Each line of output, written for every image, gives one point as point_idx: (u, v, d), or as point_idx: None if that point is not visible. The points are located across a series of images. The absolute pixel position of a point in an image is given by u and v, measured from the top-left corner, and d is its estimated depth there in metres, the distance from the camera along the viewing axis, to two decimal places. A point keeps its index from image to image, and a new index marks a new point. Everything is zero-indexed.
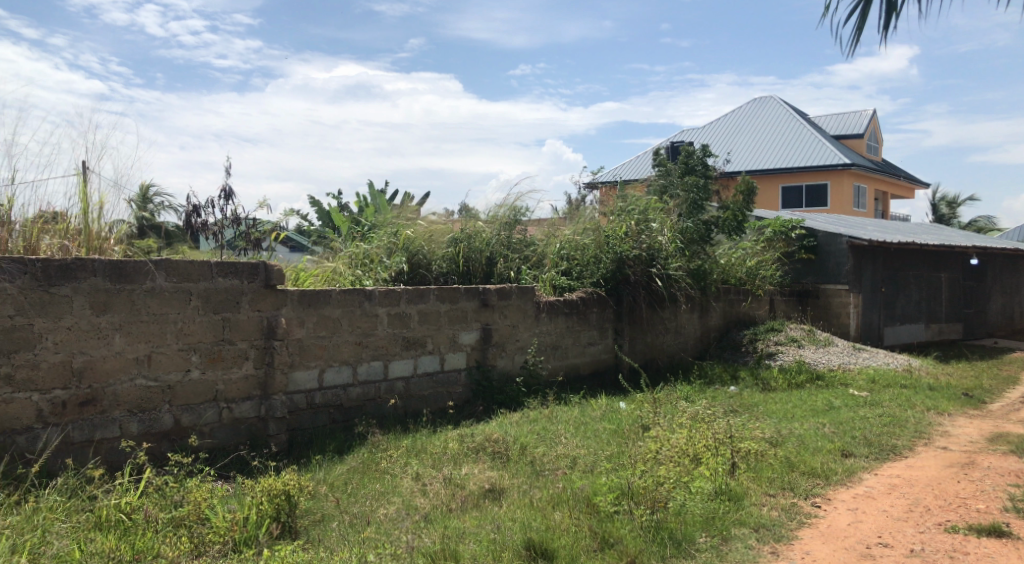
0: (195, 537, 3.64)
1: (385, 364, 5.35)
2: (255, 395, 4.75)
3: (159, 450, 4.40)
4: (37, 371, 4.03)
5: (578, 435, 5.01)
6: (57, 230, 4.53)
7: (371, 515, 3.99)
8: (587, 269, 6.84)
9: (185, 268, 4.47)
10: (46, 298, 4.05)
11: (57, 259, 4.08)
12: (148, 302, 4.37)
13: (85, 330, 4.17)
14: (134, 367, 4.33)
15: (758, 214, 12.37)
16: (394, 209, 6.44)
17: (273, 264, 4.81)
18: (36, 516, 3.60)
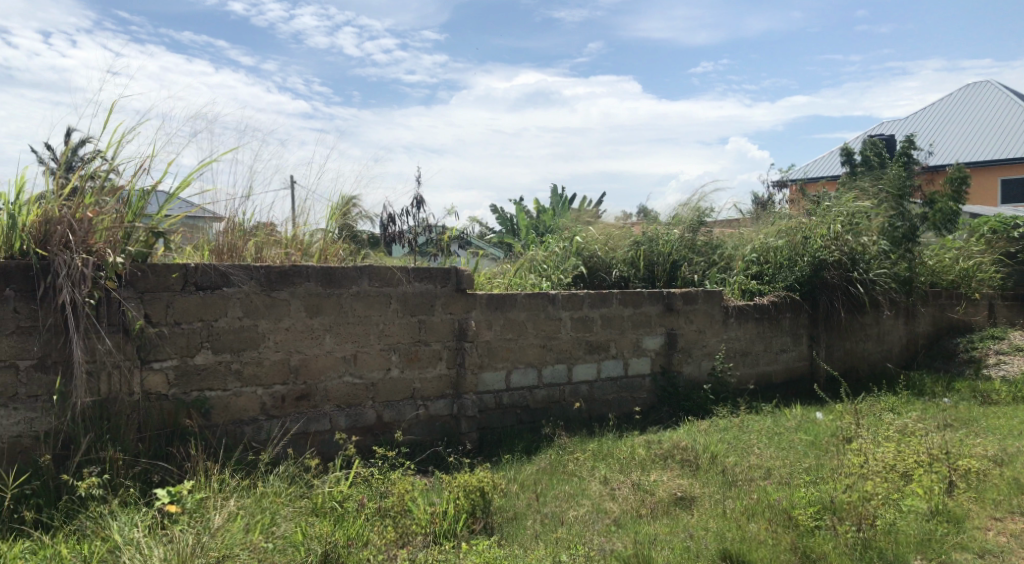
0: (401, 528, 3.87)
1: (569, 367, 5.42)
2: (448, 394, 4.98)
3: (365, 443, 4.73)
4: (262, 368, 4.46)
5: (772, 446, 4.82)
6: (282, 240, 4.97)
7: (563, 516, 4.05)
8: (780, 273, 6.53)
9: (385, 273, 4.75)
10: (268, 301, 4.47)
11: (277, 266, 4.48)
12: (354, 305, 4.69)
13: (300, 331, 4.56)
14: (342, 365, 4.67)
15: (982, 211, 11.32)
16: (573, 214, 6.51)
17: (463, 268, 5.00)
18: (264, 499, 3.98)
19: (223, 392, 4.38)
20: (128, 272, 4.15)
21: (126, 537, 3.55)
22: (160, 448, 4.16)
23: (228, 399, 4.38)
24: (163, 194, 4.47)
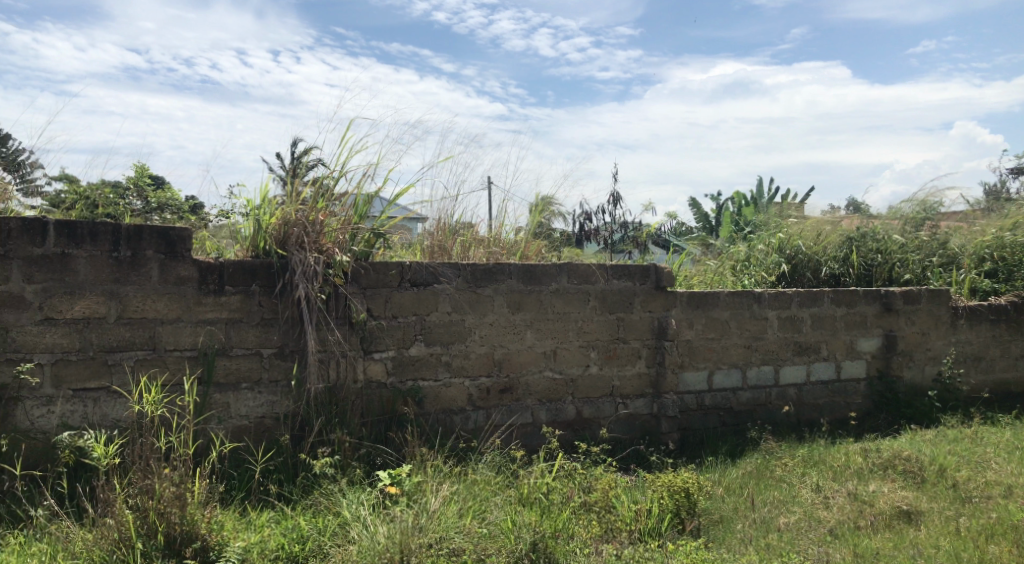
0: (604, 523, 3.91)
1: (776, 369, 5.21)
2: (648, 392, 4.96)
3: (567, 438, 4.83)
4: (468, 360, 4.67)
5: (1012, 461, 4.38)
6: (486, 240, 5.17)
7: (773, 521, 3.91)
8: (1019, 269, 5.89)
9: (585, 270, 4.81)
10: (474, 297, 4.66)
11: (482, 264, 4.67)
12: (554, 302, 4.78)
13: (503, 326, 4.72)
14: (543, 360, 4.79)
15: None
16: (776, 209, 6.25)
17: (663, 266, 4.95)
18: (475, 486, 4.18)
19: (434, 382, 4.64)
20: (353, 270, 4.50)
21: (354, 514, 3.89)
22: (381, 433, 4.48)
23: (439, 389, 4.64)
24: (385, 200, 4.79)
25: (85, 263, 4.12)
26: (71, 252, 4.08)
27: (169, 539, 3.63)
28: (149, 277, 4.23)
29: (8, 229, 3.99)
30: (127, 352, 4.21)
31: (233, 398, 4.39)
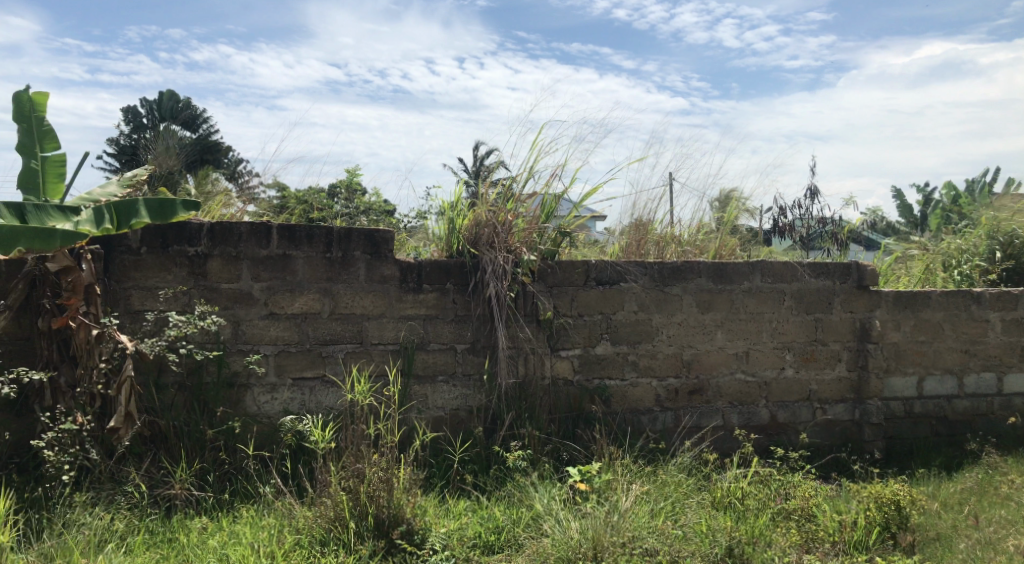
0: (805, 532, 3.74)
1: (999, 377, 4.92)
2: (849, 397, 4.75)
3: (762, 443, 4.68)
4: (656, 360, 4.64)
5: None
6: (682, 240, 5.15)
7: (1000, 543, 3.58)
8: None
9: (779, 269, 4.66)
10: (662, 296, 4.63)
11: (670, 263, 4.62)
12: (746, 301, 4.66)
13: (693, 326, 4.65)
14: (734, 362, 4.68)
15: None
16: (996, 199, 5.71)
17: (867, 264, 4.74)
18: (667, 488, 4.15)
19: (621, 381, 4.64)
20: (540, 269, 4.60)
21: (546, 508, 3.99)
22: (569, 429, 4.54)
23: (626, 389, 4.64)
24: (571, 200, 4.85)
25: (303, 263, 4.66)
26: (290, 253, 4.63)
27: (378, 521, 3.89)
28: (357, 275, 4.71)
29: (239, 233, 4.59)
30: (338, 345, 4.70)
31: (430, 390, 4.72)
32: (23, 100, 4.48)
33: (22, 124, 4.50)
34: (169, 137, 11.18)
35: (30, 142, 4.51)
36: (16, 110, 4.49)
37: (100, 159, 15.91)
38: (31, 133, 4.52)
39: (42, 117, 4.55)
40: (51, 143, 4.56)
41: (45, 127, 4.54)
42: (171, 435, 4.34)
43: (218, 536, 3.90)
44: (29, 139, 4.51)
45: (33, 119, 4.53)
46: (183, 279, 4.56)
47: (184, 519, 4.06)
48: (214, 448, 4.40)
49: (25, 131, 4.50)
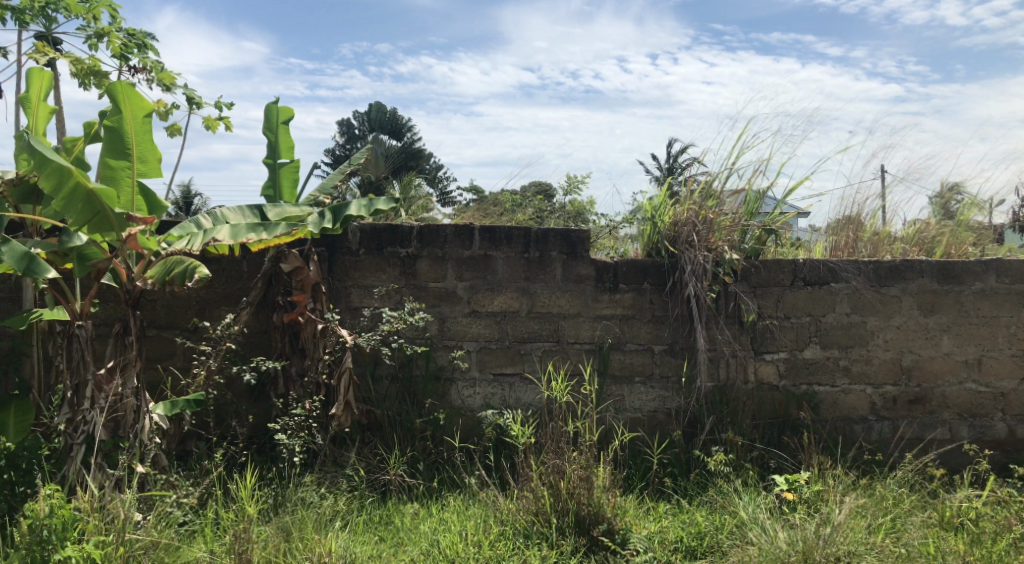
0: None
1: None
2: None
3: (998, 459, 4.54)
4: (871, 366, 4.57)
5: None
6: (901, 236, 4.93)
7: None
8: None
9: (1016, 268, 4.52)
10: (878, 297, 4.57)
11: (888, 262, 4.56)
12: (978, 303, 4.55)
13: (913, 330, 4.56)
14: (964, 370, 4.55)
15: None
16: None
17: None
18: (887, 502, 3.88)
19: (832, 388, 4.58)
20: (743, 269, 4.62)
21: (752, 516, 3.87)
22: (774, 436, 4.51)
23: (838, 396, 4.58)
24: (775, 197, 4.78)
25: (503, 262, 4.88)
26: (491, 253, 4.88)
27: (579, 518, 3.96)
28: (554, 274, 4.84)
29: (445, 235, 4.91)
30: (536, 343, 4.86)
31: (627, 391, 4.76)
32: (271, 112, 5.00)
33: (268, 133, 5.00)
34: (380, 145, 12.07)
35: (272, 150, 5.01)
36: (266, 121, 5.02)
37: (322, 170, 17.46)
38: (275, 141, 5.02)
39: (284, 127, 5.02)
40: (290, 152, 5.05)
41: (284, 137, 4.99)
42: (386, 424, 4.74)
43: (430, 522, 4.21)
44: (272, 147, 5.02)
45: (278, 129, 5.03)
46: (395, 278, 4.94)
47: (398, 503, 4.44)
48: (422, 438, 4.75)
49: (269, 140, 5.00)
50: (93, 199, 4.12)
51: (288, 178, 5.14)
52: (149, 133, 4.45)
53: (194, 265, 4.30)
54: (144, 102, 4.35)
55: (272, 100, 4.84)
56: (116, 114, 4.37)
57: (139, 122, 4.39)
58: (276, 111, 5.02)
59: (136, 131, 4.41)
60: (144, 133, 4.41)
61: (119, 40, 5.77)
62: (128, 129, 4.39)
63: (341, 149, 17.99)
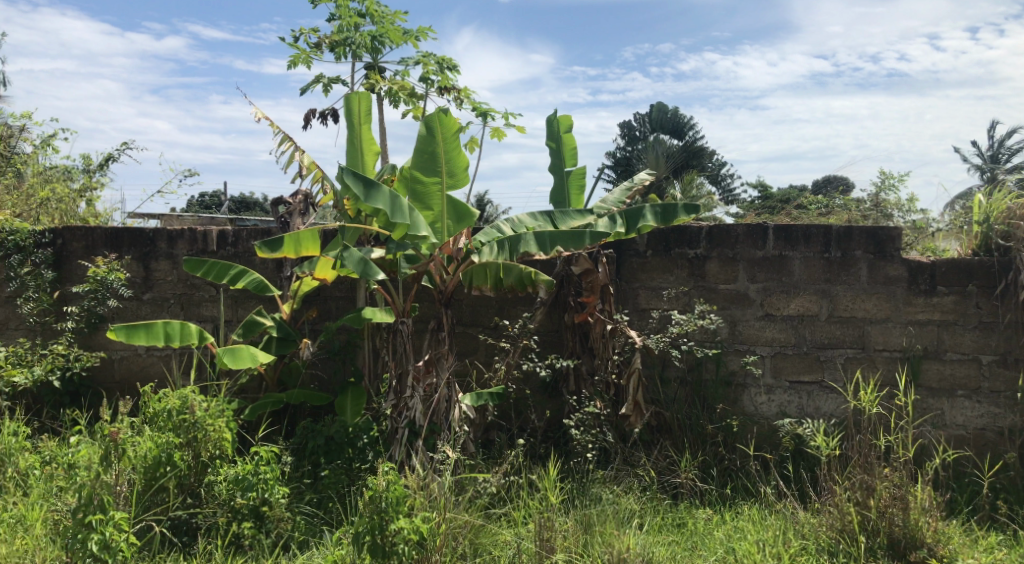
0: None
1: None
2: None
3: None
4: None
5: None
6: None
7: None
8: None
9: None
10: None
11: None
12: None
13: None
14: None
15: None
16: None
17: None
18: None
19: None
20: None
21: None
22: None
23: None
24: None
25: (800, 263, 4.70)
26: (787, 254, 4.71)
27: (892, 540, 3.67)
28: (859, 276, 4.60)
29: (736, 235, 4.81)
30: (837, 350, 4.67)
31: (948, 405, 4.44)
32: (554, 124, 5.40)
33: (556, 144, 5.41)
34: (665, 147, 12.08)
35: (560, 159, 5.40)
36: (550, 134, 5.43)
37: (604, 173, 17.97)
38: (561, 150, 5.41)
39: (567, 136, 5.42)
40: (573, 159, 5.43)
41: (570, 145, 5.39)
42: (675, 427, 4.75)
43: (725, 529, 4.14)
44: (560, 156, 5.41)
45: (563, 139, 5.42)
46: (683, 280, 4.92)
47: (691, 507, 4.42)
48: (714, 443, 4.70)
49: (557, 150, 5.40)
50: (400, 218, 4.60)
51: (576, 184, 5.37)
52: (456, 151, 4.87)
53: (527, 272, 4.87)
54: (455, 124, 4.82)
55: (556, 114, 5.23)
56: (428, 139, 4.85)
57: (449, 142, 4.84)
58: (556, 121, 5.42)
59: (446, 151, 4.84)
60: (453, 152, 4.84)
61: (434, 61, 6.40)
62: (439, 150, 4.84)
63: (619, 152, 18.35)
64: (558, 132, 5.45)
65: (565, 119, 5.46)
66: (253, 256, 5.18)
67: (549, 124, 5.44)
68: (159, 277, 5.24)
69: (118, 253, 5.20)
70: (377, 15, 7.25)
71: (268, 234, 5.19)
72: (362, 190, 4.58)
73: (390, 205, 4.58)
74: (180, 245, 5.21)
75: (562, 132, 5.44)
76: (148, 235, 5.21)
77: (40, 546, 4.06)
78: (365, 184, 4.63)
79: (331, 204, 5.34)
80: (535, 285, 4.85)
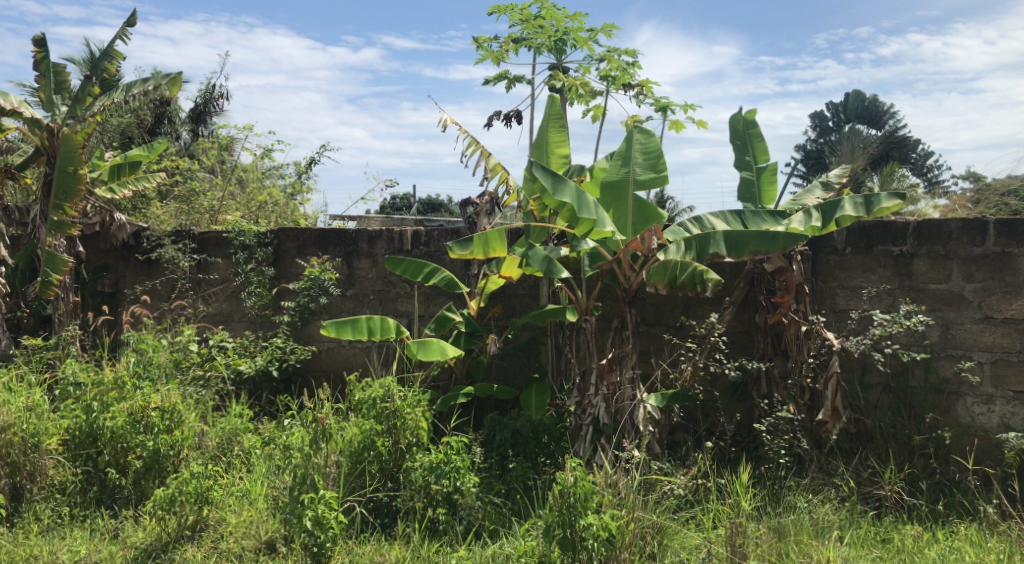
0: None
1: None
2: None
3: None
4: None
5: None
6: None
7: None
8: None
9: None
10: None
11: None
12: None
13: None
14: None
15: None
16: None
17: None
18: None
19: None
20: None
21: None
22: None
23: None
24: None
25: None
26: (1011, 250, 4.30)
27: None
28: None
29: (949, 231, 4.46)
30: None
31: None
32: (740, 122, 5.25)
33: (745, 142, 5.25)
34: (867, 140, 11.35)
35: (751, 156, 5.23)
36: (737, 132, 5.28)
37: (794, 167, 17.25)
38: (751, 146, 5.25)
39: (755, 133, 5.25)
40: (764, 154, 5.24)
41: (760, 141, 5.22)
42: (878, 435, 4.48)
43: (938, 549, 3.84)
44: (750, 153, 5.24)
45: (751, 136, 5.26)
46: (887, 279, 4.62)
47: (898, 523, 4.12)
48: (923, 455, 4.39)
49: (747, 147, 5.24)
50: (587, 213, 4.59)
51: (768, 181, 5.18)
52: (654, 167, 4.90)
53: (702, 271, 4.64)
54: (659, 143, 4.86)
55: (741, 110, 5.13)
56: (626, 149, 4.89)
57: (648, 157, 4.88)
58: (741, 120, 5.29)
59: (643, 164, 4.88)
60: (650, 166, 4.87)
61: (618, 58, 6.40)
62: (636, 162, 4.88)
63: (810, 145, 17.55)
64: (745, 129, 5.31)
65: (749, 117, 5.33)
66: (445, 255, 5.43)
67: (735, 122, 5.31)
68: (360, 275, 5.62)
69: (326, 253, 5.63)
70: (551, 18, 7.33)
71: (458, 234, 5.43)
72: (553, 184, 4.62)
73: (576, 200, 4.59)
74: (379, 245, 5.57)
75: (749, 129, 5.28)
76: (351, 236, 5.60)
77: (263, 519, 4.45)
78: (555, 177, 4.67)
79: (516, 205, 5.47)
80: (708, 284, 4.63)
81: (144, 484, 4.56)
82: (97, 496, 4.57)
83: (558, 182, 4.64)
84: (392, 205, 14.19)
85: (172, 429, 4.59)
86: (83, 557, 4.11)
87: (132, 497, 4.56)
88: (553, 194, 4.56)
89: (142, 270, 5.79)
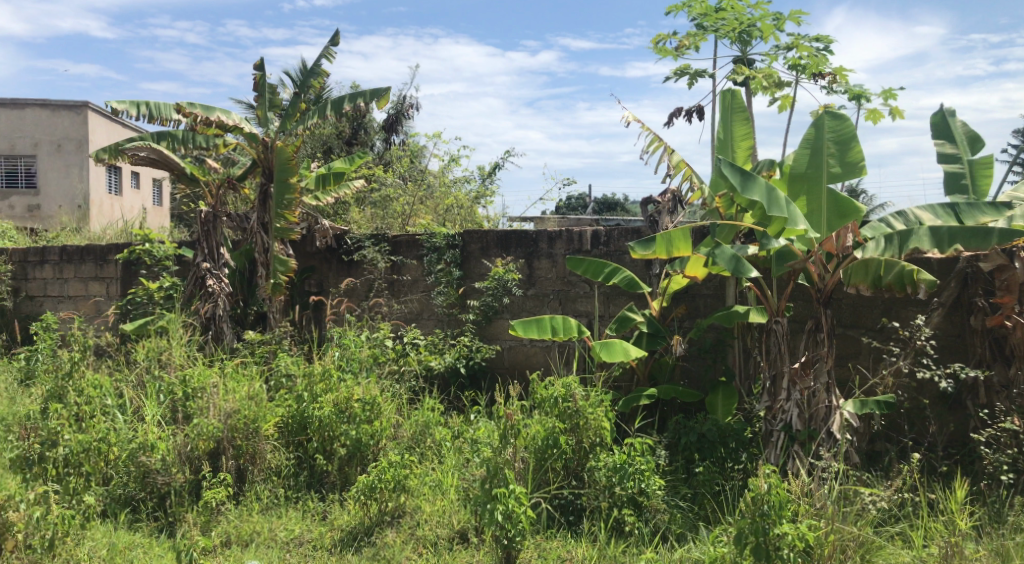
0: None
1: None
2: None
3: None
4: None
5: None
6: None
7: None
8: None
9: None
10: None
11: None
12: None
13: None
14: None
15: None
16: None
17: None
18: None
19: None
20: None
21: None
22: None
23: None
24: None
25: None
26: None
27: None
28: None
29: None
30: None
31: None
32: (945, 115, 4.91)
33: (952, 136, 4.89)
34: None
35: (960, 150, 4.85)
36: (942, 128, 4.94)
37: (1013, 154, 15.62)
38: (959, 140, 4.88)
39: (963, 127, 4.90)
40: (976, 148, 4.84)
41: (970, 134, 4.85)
42: None
43: None
44: (960, 147, 4.86)
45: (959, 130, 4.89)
46: None
47: None
48: None
49: (955, 141, 4.86)
50: (779, 211, 4.38)
51: (985, 172, 4.73)
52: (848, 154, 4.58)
53: (912, 270, 4.27)
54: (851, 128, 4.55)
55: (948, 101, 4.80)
56: (816, 138, 4.63)
57: (840, 144, 4.59)
58: (943, 116, 4.99)
59: (836, 152, 4.59)
60: (844, 154, 4.57)
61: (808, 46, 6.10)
62: (828, 150, 4.60)
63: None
64: (950, 124, 4.96)
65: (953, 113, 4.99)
66: (625, 254, 5.41)
67: (939, 119, 4.98)
68: (541, 275, 5.72)
69: (508, 253, 5.78)
70: (733, 11, 7.13)
71: (639, 233, 5.38)
72: (741, 182, 4.45)
73: (766, 198, 4.40)
74: (559, 245, 5.64)
75: (955, 124, 4.93)
76: (532, 237, 5.72)
77: (455, 509, 4.64)
78: (743, 174, 4.50)
79: (700, 203, 5.35)
80: (918, 284, 4.29)
81: (347, 470, 4.90)
82: (307, 480, 4.93)
83: (746, 181, 4.47)
84: (569, 203, 14.36)
85: (372, 420, 4.90)
86: (298, 535, 4.46)
87: (337, 482, 4.89)
88: (742, 192, 4.40)
89: (344, 270, 6.23)
